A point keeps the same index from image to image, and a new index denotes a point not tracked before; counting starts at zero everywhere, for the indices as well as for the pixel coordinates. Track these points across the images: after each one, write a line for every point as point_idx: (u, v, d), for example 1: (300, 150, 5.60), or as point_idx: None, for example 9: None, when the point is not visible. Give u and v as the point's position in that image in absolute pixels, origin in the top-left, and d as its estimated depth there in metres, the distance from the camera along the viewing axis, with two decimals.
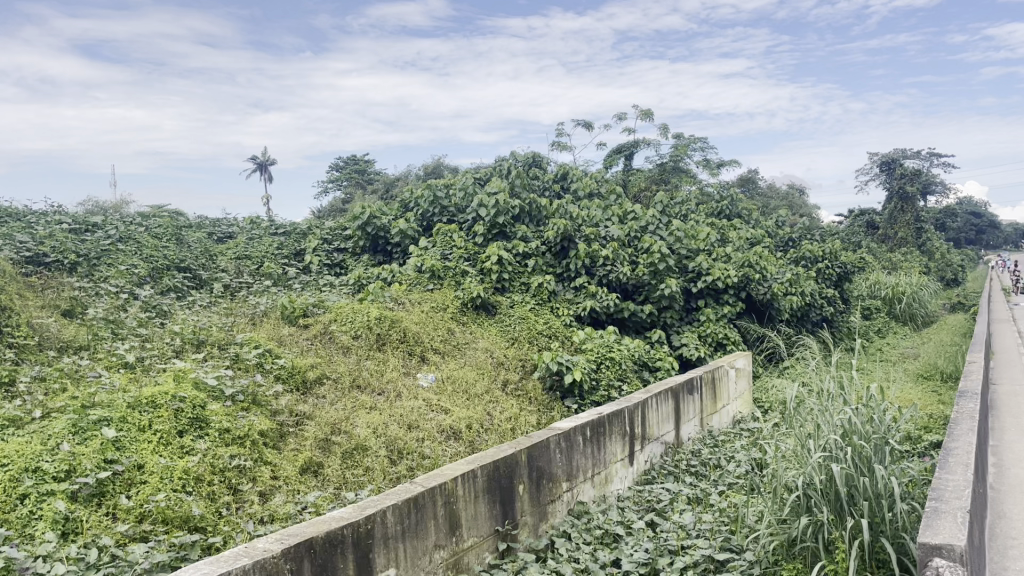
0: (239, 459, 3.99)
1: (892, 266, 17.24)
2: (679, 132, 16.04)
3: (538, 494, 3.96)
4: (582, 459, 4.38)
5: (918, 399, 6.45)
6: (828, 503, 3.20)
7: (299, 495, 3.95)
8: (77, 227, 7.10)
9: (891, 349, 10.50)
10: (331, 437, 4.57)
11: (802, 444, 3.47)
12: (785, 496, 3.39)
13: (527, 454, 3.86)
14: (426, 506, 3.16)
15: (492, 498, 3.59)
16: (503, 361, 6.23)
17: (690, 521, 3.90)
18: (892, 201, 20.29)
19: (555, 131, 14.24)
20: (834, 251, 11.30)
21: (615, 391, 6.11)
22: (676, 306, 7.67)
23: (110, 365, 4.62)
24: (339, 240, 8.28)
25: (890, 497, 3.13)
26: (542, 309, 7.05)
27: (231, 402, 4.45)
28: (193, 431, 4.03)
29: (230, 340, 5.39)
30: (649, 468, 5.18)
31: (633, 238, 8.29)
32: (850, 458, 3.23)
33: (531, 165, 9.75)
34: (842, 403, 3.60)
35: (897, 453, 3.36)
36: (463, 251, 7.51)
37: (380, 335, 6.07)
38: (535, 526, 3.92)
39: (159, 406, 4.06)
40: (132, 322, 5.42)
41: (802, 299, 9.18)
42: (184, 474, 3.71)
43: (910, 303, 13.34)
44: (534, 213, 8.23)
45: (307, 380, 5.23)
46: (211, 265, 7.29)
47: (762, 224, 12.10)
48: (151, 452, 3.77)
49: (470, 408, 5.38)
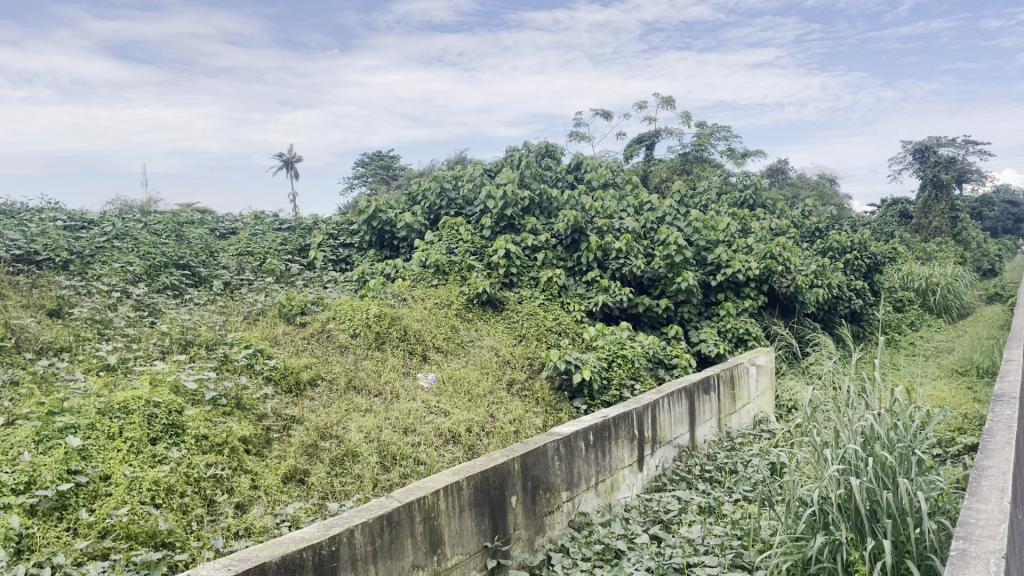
0: (216, 468, 3.76)
1: (926, 256, 16.64)
2: (703, 121, 15.59)
3: (533, 505, 3.67)
4: (584, 466, 4.09)
5: (951, 399, 6.05)
6: (846, 519, 2.89)
7: (279, 507, 3.70)
8: (72, 223, 6.92)
9: (924, 343, 10.07)
10: (319, 443, 4.32)
11: (818, 454, 3.15)
12: (800, 509, 3.08)
13: (520, 462, 3.57)
14: (402, 523, 2.89)
15: (481, 512, 3.30)
16: (509, 360, 5.96)
17: (698, 535, 3.58)
18: (926, 189, 19.61)
19: (574, 121, 13.87)
20: (863, 241, 10.86)
21: (628, 390, 5.78)
22: (694, 300, 7.34)
23: (89, 367, 4.41)
24: (346, 236, 8.07)
25: (916, 514, 2.81)
26: (552, 305, 6.76)
27: (212, 407, 4.21)
28: (167, 438, 3.80)
29: (220, 340, 5.16)
30: (661, 474, 4.86)
31: (648, 230, 7.90)
32: (872, 470, 2.90)
33: (545, 156, 9.44)
34: (863, 407, 3.25)
35: (926, 463, 3.01)
36: (469, 245, 7.24)
37: (378, 333, 5.82)
38: (531, 540, 3.63)
39: (132, 412, 3.83)
40: (119, 322, 5.22)
41: (828, 292, 8.78)
42: (154, 484, 3.47)
43: (945, 294, 12.81)
44: (545, 204, 7.99)
45: (300, 382, 5.00)
46: (211, 262, 7.08)
47: (788, 214, 11.68)
48: (120, 462, 3.54)
49: (471, 409, 5.11)
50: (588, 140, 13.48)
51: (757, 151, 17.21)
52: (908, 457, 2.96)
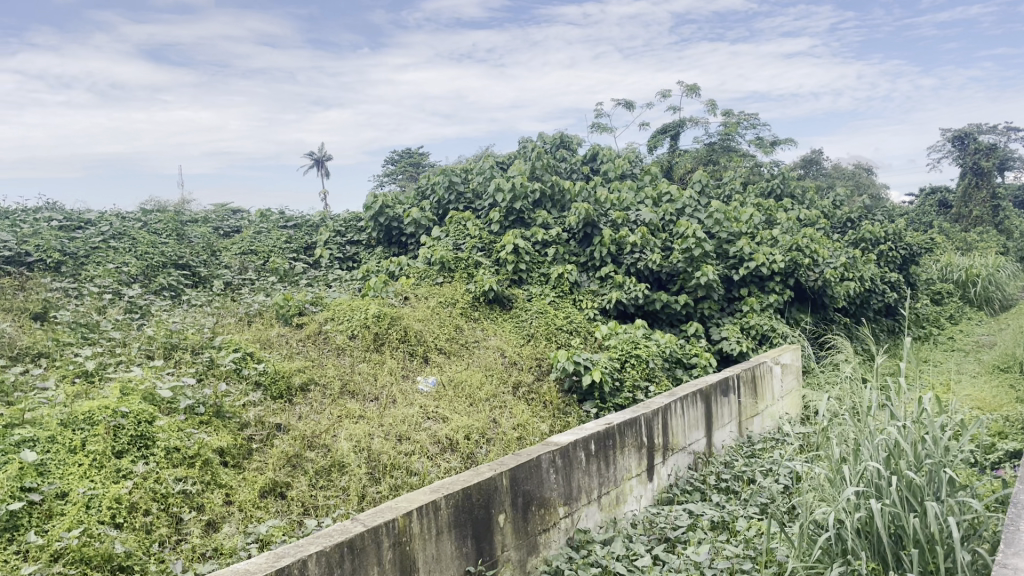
0: (185, 483, 3.50)
1: (967, 246, 15.99)
2: (730, 111, 15.09)
3: (525, 523, 3.36)
4: (584, 478, 3.77)
5: (993, 400, 5.60)
6: (867, 548, 2.56)
7: (253, 524, 3.43)
8: (68, 223, 6.75)
9: (963, 338, 9.58)
10: (304, 454, 4.04)
11: (836, 470, 2.81)
12: (815, 534, 2.74)
13: (509, 478, 3.26)
14: (367, 550, 2.60)
15: (462, 532, 3.01)
16: (516, 362, 5.65)
17: (706, 557, 3.24)
18: (966, 176, 18.86)
19: (595, 113, 13.49)
20: (898, 232, 10.38)
21: (641, 393, 5.43)
22: (715, 296, 6.95)
23: (64, 374, 4.19)
24: (353, 232, 7.84)
25: (947, 542, 2.45)
26: (563, 302, 6.44)
27: (187, 416, 3.96)
28: (135, 452, 3.55)
29: (209, 344, 4.93)
30: (673, 484, 4.52)
31: (667, 222, 7.51)
32: (896, 493, 2.55)
33: (560, 147, 9.10)
34: (887, 417, 2.90)
35: (959, 482, 2.65)
36: (477, 241, 6.94)
37: (377, 335, 5.56)
38: (522, 560, 3.32)
39: (96, 423, 3.59)
40: (104, 324, 5.01)
41: (859, 285, 8.35)
42: (115, 502, 3.22)
43: (987, 286, 12.22)
44: (557, 198, 7.63)
45: (291, 387, 4.74)
46: (212, 262, 6.88)
47: (819, 205, 11.18)
48: (80, 478, 3.30)
49: (473, 415, 4.81)
50: (610, 132, 13.08)
51: (788, 139, 16.63)
52: (939, 475, 2.58)
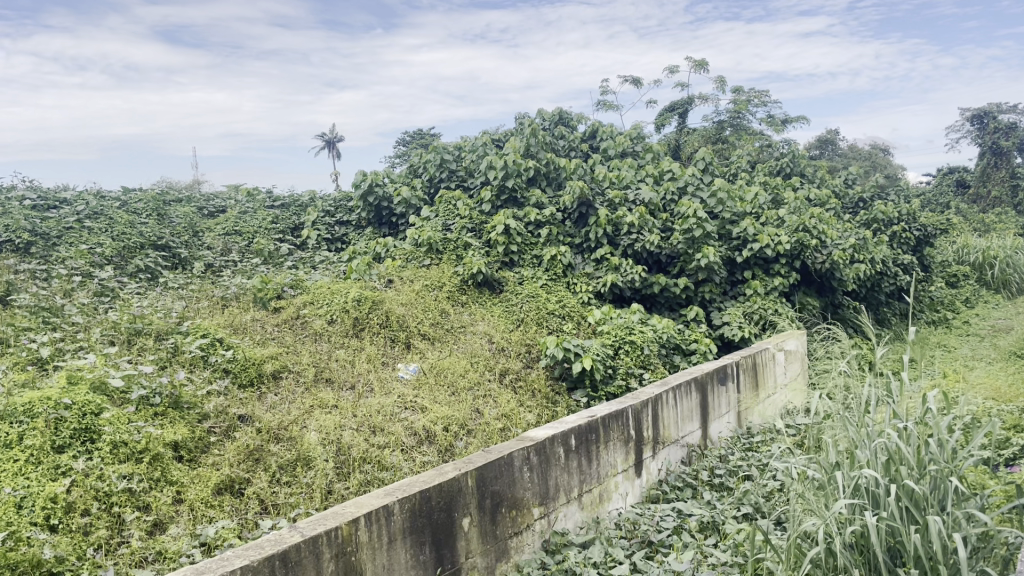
0: (131, 480, 3.25)
1: (986, 227, 15.57)
2: (740, 88, 14.67)
3: (494, 527, 3.09)
4: (562, 476, 3.50)
5: (1008, 390, 5.27)
6: (861, 565, 2.28)
7: (202, 525, 3.18)
8: (43, 203, 6.52)
9: (980, 322, 9.22)
10: (267, 447, 3.78)
11: (829, 475, 2.52)
12: (805, 546, 2.45)
13: (475, 478, 3.00)
14: (303, 563, 2.34)
15: (418, 539, 2.74)
16: (504, 348, 5.37)
17: (688, 566, 2.98)
18: (985, 156, 18.36)
19: (600, 91, 13.15)
20: (912, 212, 10.01)
21: (635, 380, 5.13)
22: (716, 279, 6.65)
23: (15, 361, 3.97)
24: (342, 213, 7.56)
25: (951, 561, 2.16)
26: (555, 286, 6.17)
27: (140, 408, 3.72)
28: (77, 446, 3.31)
29: (176, 329, 4.69)
30: (663, 479, 4.24)
31: (668, 202, 7.20)
32: (896, 505, 2.26)
33: (558, 123, 8.77)
34: (889, 415, 2.61)
35: (967, 491, 2.35)
36: (467, 221, 6.66)
37: (357, 320, 5.31)
38: (490, 566, 3.06)
39: (36, 417, 3.35)
40: (68, 308, 4.77)
41: (870, 267, 8.01)
42: (50, 502, 2.98)
43: (1005, 268, 11.80)
44: (552, 174, 7.41)
45: (263, 375, 4.49)
46: (194, 243, 6.62)
47: (829, 184, 10.80)
48: (14, 475, 3.06)
49: (453, 404, 4.53)
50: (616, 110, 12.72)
51: (801, 118, 16.21)
52: (944, 483, 2.30)
